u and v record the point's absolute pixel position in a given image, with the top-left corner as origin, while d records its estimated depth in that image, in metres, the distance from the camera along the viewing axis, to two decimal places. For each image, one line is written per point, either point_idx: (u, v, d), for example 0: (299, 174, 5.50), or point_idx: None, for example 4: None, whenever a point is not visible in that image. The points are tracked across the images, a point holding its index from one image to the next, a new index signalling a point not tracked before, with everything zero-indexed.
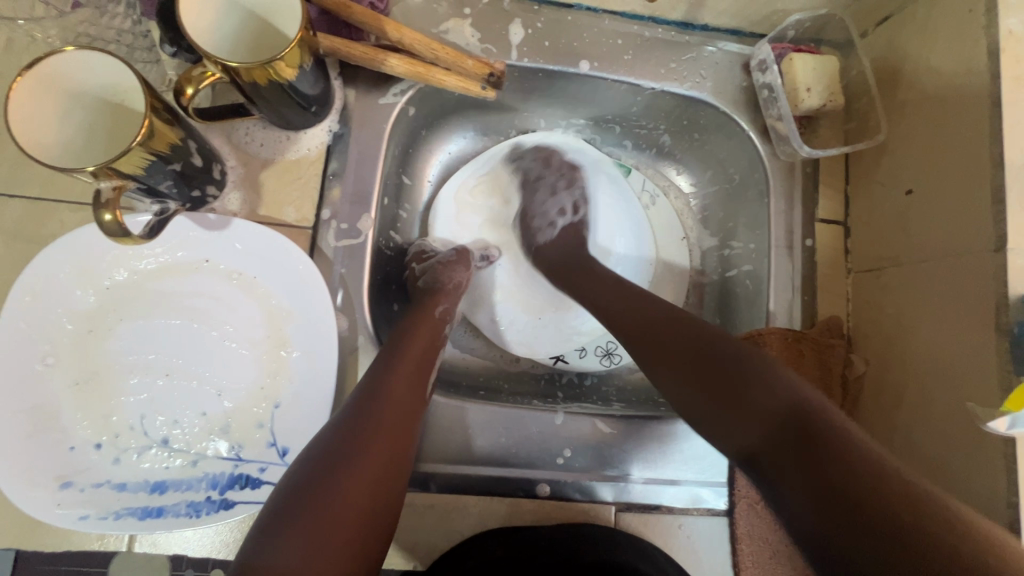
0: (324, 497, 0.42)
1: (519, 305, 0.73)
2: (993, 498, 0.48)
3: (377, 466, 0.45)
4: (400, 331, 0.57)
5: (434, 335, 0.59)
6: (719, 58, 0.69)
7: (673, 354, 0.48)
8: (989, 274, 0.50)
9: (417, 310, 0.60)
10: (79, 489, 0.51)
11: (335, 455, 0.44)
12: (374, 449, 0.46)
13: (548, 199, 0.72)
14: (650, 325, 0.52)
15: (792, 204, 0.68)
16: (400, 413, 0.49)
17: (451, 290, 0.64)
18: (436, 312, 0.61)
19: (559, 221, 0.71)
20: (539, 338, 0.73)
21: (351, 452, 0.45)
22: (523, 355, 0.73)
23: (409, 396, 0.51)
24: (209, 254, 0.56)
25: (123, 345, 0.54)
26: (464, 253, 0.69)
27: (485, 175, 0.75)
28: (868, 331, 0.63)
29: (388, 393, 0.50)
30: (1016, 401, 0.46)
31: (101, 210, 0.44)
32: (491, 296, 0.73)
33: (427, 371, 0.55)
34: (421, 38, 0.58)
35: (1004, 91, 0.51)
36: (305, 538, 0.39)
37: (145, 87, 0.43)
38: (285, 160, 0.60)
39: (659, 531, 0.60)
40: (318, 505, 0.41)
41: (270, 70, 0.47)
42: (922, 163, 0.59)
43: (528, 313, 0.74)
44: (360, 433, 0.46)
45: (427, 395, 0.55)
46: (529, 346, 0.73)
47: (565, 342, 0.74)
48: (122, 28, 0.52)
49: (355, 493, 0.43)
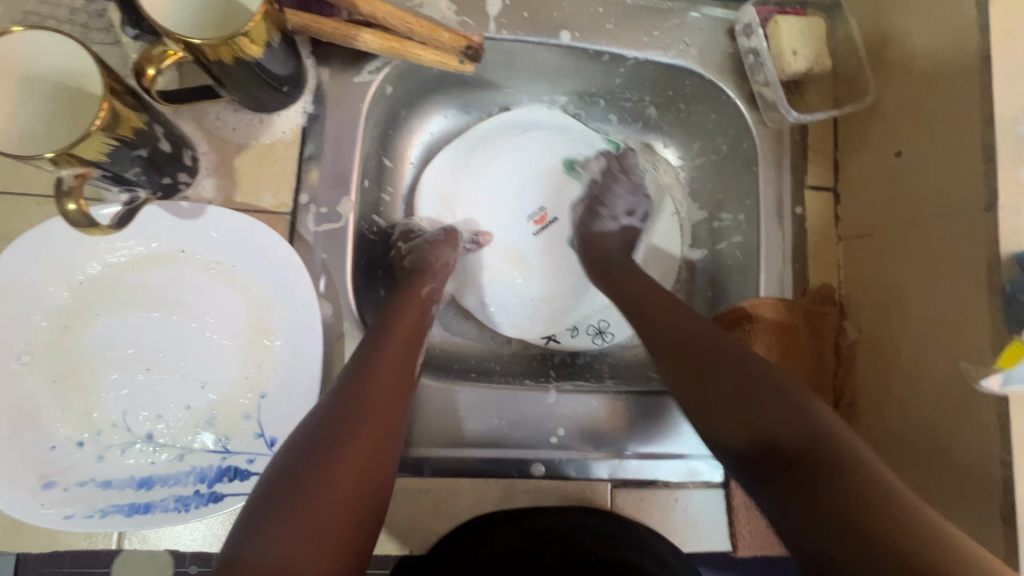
0: (310, 481, 0.41)
1: (508, 287, 0.73)
2: (986, 456, 0.48)
3: (366, 451, 0.44)
4: (386, 312, 0.56)
5: (423, 316, 0.58)
6: (703, 24, 0.67)
7: (706, 372, 0.49)
8: (981, 233, 0.49)
9: (403, 290, 0.59)
10: (63, 488, 0.50)
11: (321, 441, 0.43)
12: (362, 433, 0.45)
13: (624, 194, 0.72)
14: (677, 322, 0.54)
15: (780, 171, 0.67)
16: (391, 396, 0.49)
17: (438, 270, 0.63)
18: (423, 292, 0.60)
19: (623, 218, 0.71)
20: (530, 318, 0.72)
21: (339, 436, 0.44)
22: (515, 336, 0.72)
23: (399, 378, 0.51)
24: (185, 244, 0.54)
25: (100, 340, 0.52)
26: (452, 233, 0.68)
27: (468, 155, 0.73)
28: (860, 298, 0.63)
29: (377, 376, 0.49)
30: (1008, 358, 0.46)
31: (64, 200, 0.42)
32: (479, 278, 0.72)
33: (416, 349, 0.55)
34: (395, 12, 0.55)
35: (994, 46, 0.50)
36: (293, 525, 0.39)
37: (101, 67, 0.41)
38: (259, 144, 0.58)
39: (655, 506, 0.60)
40: (305, 492, 0.41)
41: (235, 47, 0.45)
42: (912, 123, 0.58)
43: (517, 295, 0.73)
44: (350, 417, 0.45)
45: (417, 375, 0.54)
46: (521, 326, 0.72)
47: (555, 321, 0.73)
48: (76, 7, 0.51)
49: (347, 481, 0.42)
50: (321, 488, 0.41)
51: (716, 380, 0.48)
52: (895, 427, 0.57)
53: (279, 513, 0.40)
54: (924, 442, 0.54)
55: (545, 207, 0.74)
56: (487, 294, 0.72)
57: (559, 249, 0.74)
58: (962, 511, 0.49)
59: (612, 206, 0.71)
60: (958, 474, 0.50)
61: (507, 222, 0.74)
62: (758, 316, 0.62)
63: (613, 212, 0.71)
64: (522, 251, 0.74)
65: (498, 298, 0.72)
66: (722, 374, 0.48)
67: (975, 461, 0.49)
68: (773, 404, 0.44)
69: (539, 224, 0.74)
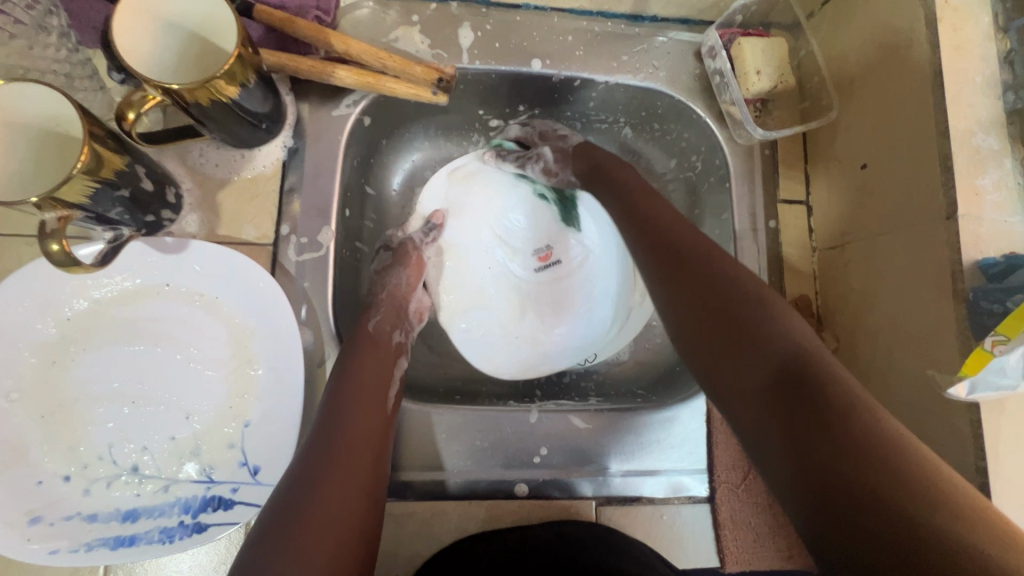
0: (290, 543, 0.40)
1: (492, 312, 0.73)
2: (961, 464, 0.48)
3: (346, 501, 0.44)
4: (351, 350, 0.55)
5: (388, 353, 0.58)
6: (670, 47, 0.69)
7: (722, 313, 0.46)
8: (943, 242, 0.50)
9: (363, 327, 0.58)
10: (48, 523, 0.50)
11: (293, 502, 0.42)
12: (336, 483, 0.44)
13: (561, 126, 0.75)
14: (687, 269, 0.51)
15: (753, 184, 0.68)
16: (368, 441, 0.49)
17: (384, 300, 0.63)
18: (371, 327, 0.59)
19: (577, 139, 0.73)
20: (507, 354, 0.72)
21: (316, 489, 0.43)
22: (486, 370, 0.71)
23: (372, 422, 0.51)
24: (170, 277, 0.55)
25: (87, 375, 0.54)
26: (399, 250, 0.68)
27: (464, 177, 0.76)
28: (837, 308, 0.64)
29: (346, 428, 0.48)
30: (972, 365, 0.46)
31: (48, 241, 0.43)
32: (457, 303, 0.72)
33: (387, 387, 0.54)
34: (368, 48, 0.58)
35: (945, 61, 0.51)
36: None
37: (81, 114, 0.43)
38: (241, 179, 0.60)
39: (641, 523, 0.60)
40: (289, 548, 0.40)
41: (212, 89, 0.47)
42: (875, 137, 0.59)
43: (502, 326, 0.73)
44: (325, 467, 0.45)
45: (391, 417, 0.53)
46: (494, 361, 0.71)
47: (533, 365, 0.72)
48: (58, 57, 0.52)
49: (334, 533, 0.42)
50: (306, 541, 0.40)
51: (716, 317, 0.46)
52: None
53: (265, 570, 0.39)
54: None
55: (538, 249, 0.75)
56: (462, 313, 0.72)
57: (554, 292, 0.75)
58: None
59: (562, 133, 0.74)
60: None
61: (499, 253, 0.75)
62: None
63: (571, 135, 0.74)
64: (505, 284, 0.74)
65: (473, 321, 0.72)
66: (731, 318, 0.45)
67: (952, 468, 0.49)
68: (773, 349, 0.42)
69: (542, 262, 0.75)
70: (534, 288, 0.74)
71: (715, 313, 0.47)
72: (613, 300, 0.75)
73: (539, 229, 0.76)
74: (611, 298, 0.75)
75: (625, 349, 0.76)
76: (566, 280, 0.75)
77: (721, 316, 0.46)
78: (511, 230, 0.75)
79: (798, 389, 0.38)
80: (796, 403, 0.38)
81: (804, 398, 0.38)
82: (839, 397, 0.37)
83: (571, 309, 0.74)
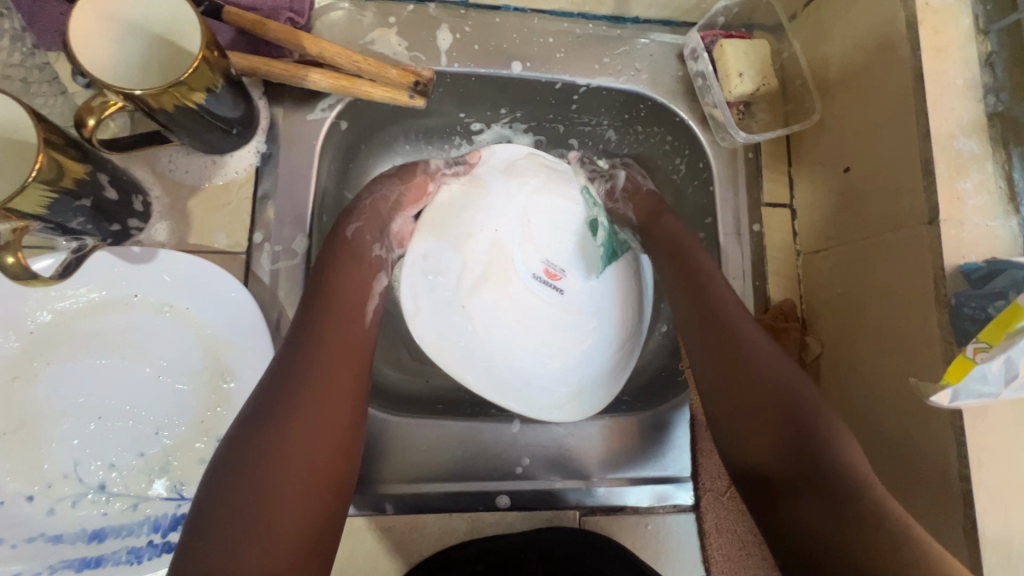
0: (260, 471, 0.41)
1: (454, 244, 0.64)
2: (945, 472, 0.47)
3: (309, 452, 0.43)
4: (318, 285, 0.53)
5: (364, 272, 0.56)
6: (653, 49, 0.69)
7: (771, 403, 0.49)
8: (926, 247, 0.50)
9: (341, 259, 0.56)
10: (10, 545, 0.49)
11: (261, 432, 0.43)
12: (298, 432, 0.43)
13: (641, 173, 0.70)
14: (731, 349, 0.53)
15: (736, 188, 0.67)
16: (337, 386, 0.47)
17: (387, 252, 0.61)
18: (347, 235, 0.58)
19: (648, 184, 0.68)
20: (437, 315, 0.62)
21: (275, 439, 0.42)
22: (404, 308, 0.61)
23: (343, 365, 0.48)
24: (138, 288, 0.54)
25: (51, 390, 0.52)
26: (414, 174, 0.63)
27: (534, 158, 0.68)
28: (822, 313, 0.63)
29: (321, 356, 0.48)
30: (954, 372, 0.45)
31: (2, 253, 0.42)
32: (432, 226, 0.64)
33: (358, 328, 0.52)
34: (342, 51, 0.57)
35: (925, 64, 0.51)
36: (235, 528, 0.39)
37: (35, 120, 0.41)
38: (213, 185, 0.58)
39: (625, 532, 0.59)
40: (245, 497, 0.40)
41: (176, 94, 0.45)
42: (857, 140, 0.58)
43: (454, 272, 0.63)
44: (286, 414, 0.44)
45: (369, 359, 0.51)
46: (429, 310, 0.62)
47: (456, 339, 0.62)
48: (10, 62, 0.51)
49: (292, 480, 0.42)
50: (263, 493, 0.40)
51: (742, 383, 0.51)
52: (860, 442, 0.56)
53: (222, 513, 0.40)
54: (888, 457, 0.53)
55: (546, 261, 0.66)
56: (428, 248, 0.63)
57: (529, 309, 0.64)
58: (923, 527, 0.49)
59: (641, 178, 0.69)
60: (920, 489, 0.50)
61: (513, 232, 0.65)
62: None
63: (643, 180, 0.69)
64: (492, 251, 0.64)
65: (431, 256, 0.63)
66: (777, 411, 0.48)
67: (936, 476, 0.48)
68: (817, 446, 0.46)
69: (547, 278, 0.65)
70: (514, 288, 0.64)
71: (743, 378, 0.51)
72: (595, 376, 0.64)
73: (568, 249, 0.67)
74: (595, 377, 0.64)
75: None
76: (560, 311, 0.65)
77: (744, 379, 0.51)
78: (541, 231, 0.66)
79: (836, 488, 0.44)
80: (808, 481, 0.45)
81: (814, 482, 0.45)
82: (876, 503, 0.43)
83: (551, 346, 0.64)
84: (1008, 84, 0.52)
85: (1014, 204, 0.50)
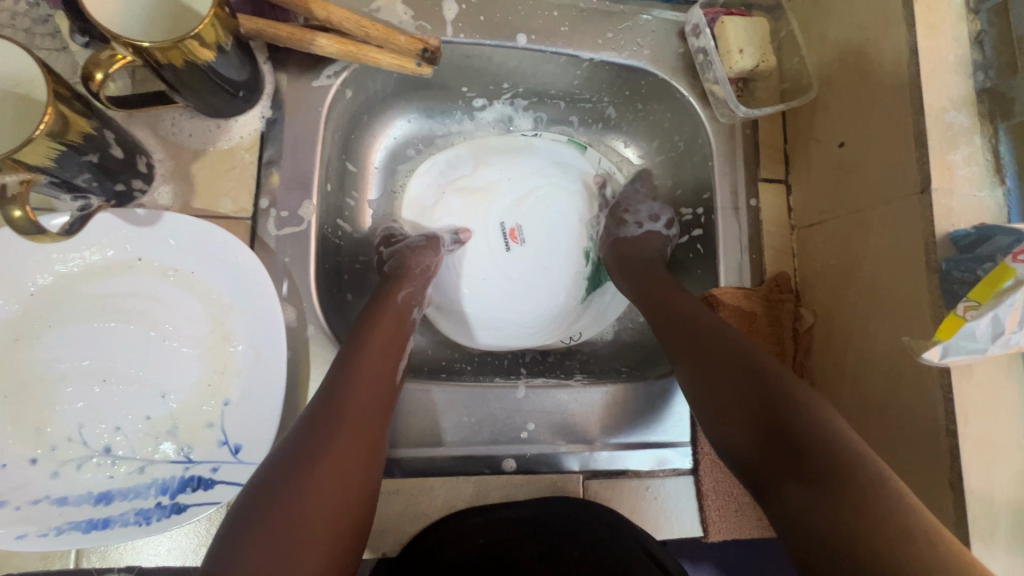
0: (296, 486, 0.41)
1: (474, 161, 0.76)
2: (933, 427, 0.50)
3: (348, 455, 0.45)
4: (365, 316, 0.56)
5: (404, 315, 0.59)
6: (655, 26, 0.69)
7: (722, 366, 0.51)
8: (918, 216, 0.52)
9: (381, 295, 0.60)
10: (14, 508, 0.48)
11: (303, 448, 0.44)
12: (344, 432, 0.46)
13: (645, 202, 0.74)
14: (683, 325, 0.56)
15: (734, 164, 0.69)
16: (373, 400, 0.49)
17: (418, 274, 0.64)
18: (400, 295, 0.60)
19: (648, 224, 0.73)
20: (432, 191, 0.75)
21: (317, 443, 0.44)
22: (416, 145, 0.77)
23: (380, 380, 0.51)
24: (142, 251, 0.53)
25: (53, 353, 0.51)
26: (433, 240, 0.69)
27: (551, 168, 0.78)
28: (814, 284, 0.65)
29: (363, 380, 0.50)
30: (945, 330, 0.47)
31: (10, 207, 0.40)
32: (469, 148, 0.77)
33: (397, 354, 0.55)
34: (350, 16, 0.56)
35: (920, 41, 0.53)
36: (270, 536, 0.39)
37: (43, 71, 0.41)
38: (217, 150, 0.58)
39: (627, 495, 0.61)
40: (285, 496, 0.41)
41: (185, 51, 0.44)
42: (853, 115, 0.60)
43: (458, 188, 0.75)
44: (330, 420, 0.46)
45: (397, 386, 0.53)
46: (431, 171, 0.76)
47: (434, 215, 0.74)
48: (17, 10, 0.51)
49: (329, 491, 0.42)
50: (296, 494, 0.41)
51: (708, 375, 0.51)
52: (850, 405, 0.59)
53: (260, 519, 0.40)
54: (879, 421, 0.55)
55: (518, 223, 0.75)
56: (457, 156, 0.76)
57: (486, 229, 0.74)
58: (910, 480, 0.52)
59: (636, 211, 0.73)
60: (908, 446, 0.52)
61: (513, 189, 0.76)
62: (718, 307, 0.64)
63: (637, 217, 0.73)
64: (489, 184, 0.76)
65: (454, 160, 0.76)
66: (727, 371, 0.50)
67: (924, 434, 0.51)
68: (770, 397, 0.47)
69: (511, 239, 0.75)
70: (480, 223, 0.74)
71: (716, 386, 0.50)
72: (506, 312, 0.73)
73: (538, 227, 0.76)
74: (493, 315, 0.73)
75: (610, 329, 0.77)
76: (503, 262, 0.74)
77: (710, 361, 0.52)
78: (534, 208, 0.76)
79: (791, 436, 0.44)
80: (784, 471, 0.43)
81: (769, 433, 0.45)
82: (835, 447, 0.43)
83: (485, 278, 0.74)
84: (996, 62, 0.54)
85: (1000, 175, 0.52)
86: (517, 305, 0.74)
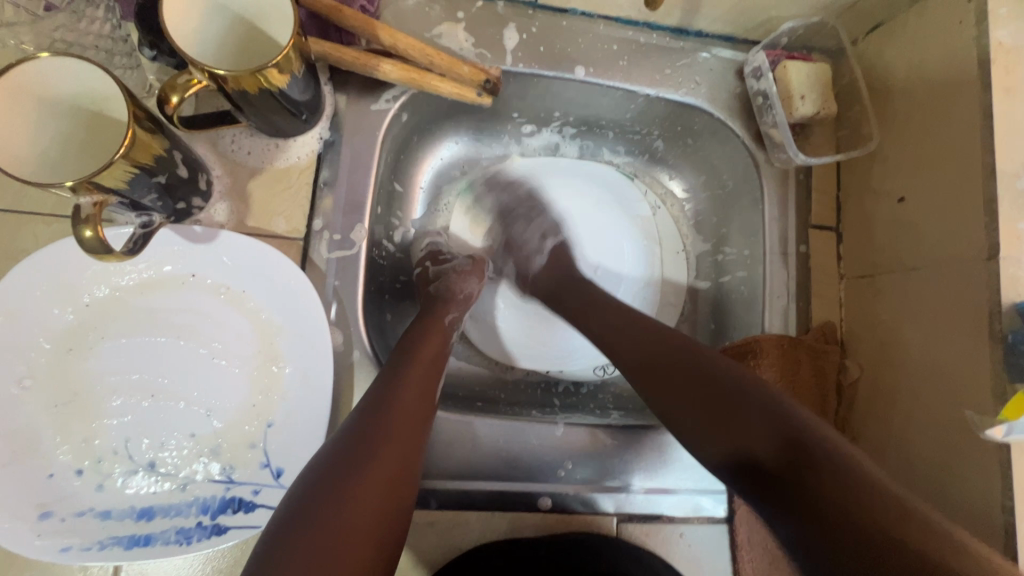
0: (335, 491, 0.40)
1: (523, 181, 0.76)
2: (987, 502, 0.49)
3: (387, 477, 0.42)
4: (408, 336, 0.55)
5: (439, 330, 0.57)
6: (713, 64, 0.69)
7: (683, 385, 0.48)
8: (983, 282, 0.51)
9: (427, 316, 0.59)
10: (60, 519, 0.48)
11: (344, 456, 0.42)
12: (385, 441, 0.44)
13: (526, 227, 0.73)
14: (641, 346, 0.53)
15: (785, 208, 0.68)
16: (412, 412, 0.47)
17: (461, 301, 0.63)
18: (446, 319, 0.60)
19: (547, 242, 0.72)
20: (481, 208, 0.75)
21: (359, 454, 0.42)
22: (465, 158, 0.76)
23: (420, 393, 0.49)
24: (196, 268, 0.53)
25: (105, 366, 0.51)
26: (478, 265, 0.68)
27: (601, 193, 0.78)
28: (862, 337, 0.64)
29: (402, 393, 0.48)
30: (1011, 410, 0.47)
31: (81, 227, 0.41)
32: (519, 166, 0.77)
33: (437, 374, 0.53)
34: (416, 44, 0.56)
35: (995, 104, 0.52)
36: (311, 539, 0.37)
37: (126, 95, 0.41)
38: (274, 169, 0.58)
39: (661, 541, 0.60)
40: (321, 514, 0.38)
41: (261, 78, 0.45)
42: (916, 171, 0.59)
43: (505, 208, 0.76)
44: (370, 437, 0.44)
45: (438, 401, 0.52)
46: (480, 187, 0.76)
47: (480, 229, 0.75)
48: (101, 33, 0.50)
49: (366, 499, 0.40)
50: (335, 499, 0.39)
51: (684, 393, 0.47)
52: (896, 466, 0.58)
53: (299, 527, 0.38)
54: (930, 493, 0.54)
55: None
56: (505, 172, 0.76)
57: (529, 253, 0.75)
58: None
59: (525, 241, 0.72)
60: (958, 515, 0.51)
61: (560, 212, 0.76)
62: (764, 352, 0.62)
63: (534, 246, 0.72)
64: None
65: (503, 177, 0.76)
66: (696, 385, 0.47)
67: (975, 504, 0.50)
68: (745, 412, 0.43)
69: None
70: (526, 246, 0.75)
71: (672, 386, 0.48)
72: (538, 334, 0.74)
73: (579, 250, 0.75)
74: (524, 335, 0.73)
75: None
76: None
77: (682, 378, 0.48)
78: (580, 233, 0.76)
79: (773, 446, 0.40)
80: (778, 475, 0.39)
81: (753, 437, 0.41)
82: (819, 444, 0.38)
83: (522, 297, 0.74)
84: None
85: None
86: (549, 328, 0.74)
